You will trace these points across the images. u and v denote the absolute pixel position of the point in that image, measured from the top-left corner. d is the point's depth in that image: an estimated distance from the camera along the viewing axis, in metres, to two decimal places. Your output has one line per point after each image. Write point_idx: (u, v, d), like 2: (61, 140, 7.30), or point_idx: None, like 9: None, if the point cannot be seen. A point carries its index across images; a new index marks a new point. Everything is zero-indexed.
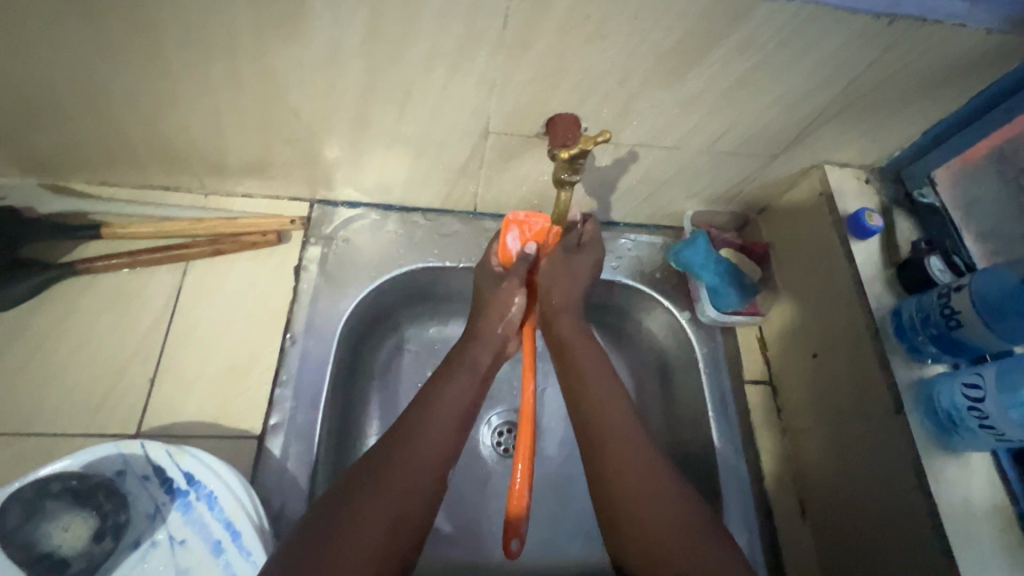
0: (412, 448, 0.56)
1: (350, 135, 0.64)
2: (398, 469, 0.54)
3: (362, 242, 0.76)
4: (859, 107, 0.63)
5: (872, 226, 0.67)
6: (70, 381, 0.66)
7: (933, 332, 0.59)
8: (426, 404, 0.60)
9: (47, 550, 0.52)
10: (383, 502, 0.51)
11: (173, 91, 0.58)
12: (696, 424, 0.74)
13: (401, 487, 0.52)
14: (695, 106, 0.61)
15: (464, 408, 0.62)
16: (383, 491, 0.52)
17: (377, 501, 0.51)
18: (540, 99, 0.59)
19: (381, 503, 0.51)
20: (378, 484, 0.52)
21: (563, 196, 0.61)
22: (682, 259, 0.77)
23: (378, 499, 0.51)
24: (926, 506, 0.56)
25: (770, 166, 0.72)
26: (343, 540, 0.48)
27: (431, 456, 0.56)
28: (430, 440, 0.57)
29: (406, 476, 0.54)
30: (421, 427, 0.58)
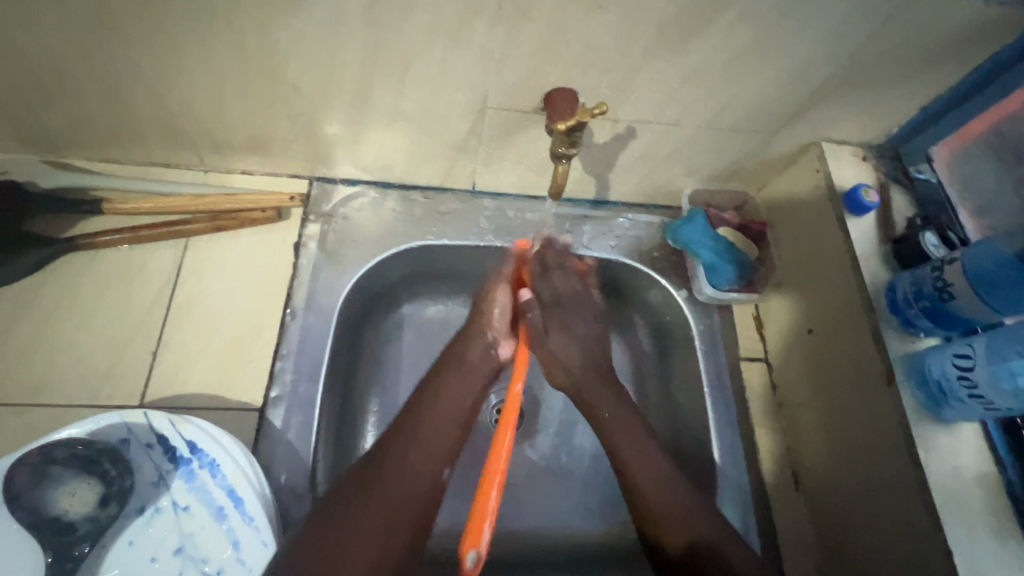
0: (411, 453, 0.59)
1: (350, 110, 0.64)
2: (397, 474, 0.58)
3: (361, 219, 0.77)
4: (858, 82, 0.63)
5: (868, 202, 0.67)
6: (75, 353, 0.67)
7: (926, 304, 0.60)
8: (426, 408, 0.63)
9: (55, 514, 0.53)
10: (381, 509, 0.56)
11: (173, 66, 0.58)
12: (692, 399, 0.75)
13: (400, 494, 0.57)
14: (694, 80, 0.61)
15: (463, 410, 0.65)
16: (377, 500, 0.56)
17: (377, 504, 0.56)
18: (539, 72, 0.59)
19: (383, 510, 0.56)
20: (380, 490, 0.56)
21: (559, 169, 0.60)
22: (680, 236, 0.77)
23: (379, 504, 0.56)
24: (917, 475, 0.57)
25: (768, 143, 0.73)
26: (342, 550, 0.53)
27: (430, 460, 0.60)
28: (427, 443, 0.60)
29: (403, 482, 0.58)
30: (419, 431, 0.61)
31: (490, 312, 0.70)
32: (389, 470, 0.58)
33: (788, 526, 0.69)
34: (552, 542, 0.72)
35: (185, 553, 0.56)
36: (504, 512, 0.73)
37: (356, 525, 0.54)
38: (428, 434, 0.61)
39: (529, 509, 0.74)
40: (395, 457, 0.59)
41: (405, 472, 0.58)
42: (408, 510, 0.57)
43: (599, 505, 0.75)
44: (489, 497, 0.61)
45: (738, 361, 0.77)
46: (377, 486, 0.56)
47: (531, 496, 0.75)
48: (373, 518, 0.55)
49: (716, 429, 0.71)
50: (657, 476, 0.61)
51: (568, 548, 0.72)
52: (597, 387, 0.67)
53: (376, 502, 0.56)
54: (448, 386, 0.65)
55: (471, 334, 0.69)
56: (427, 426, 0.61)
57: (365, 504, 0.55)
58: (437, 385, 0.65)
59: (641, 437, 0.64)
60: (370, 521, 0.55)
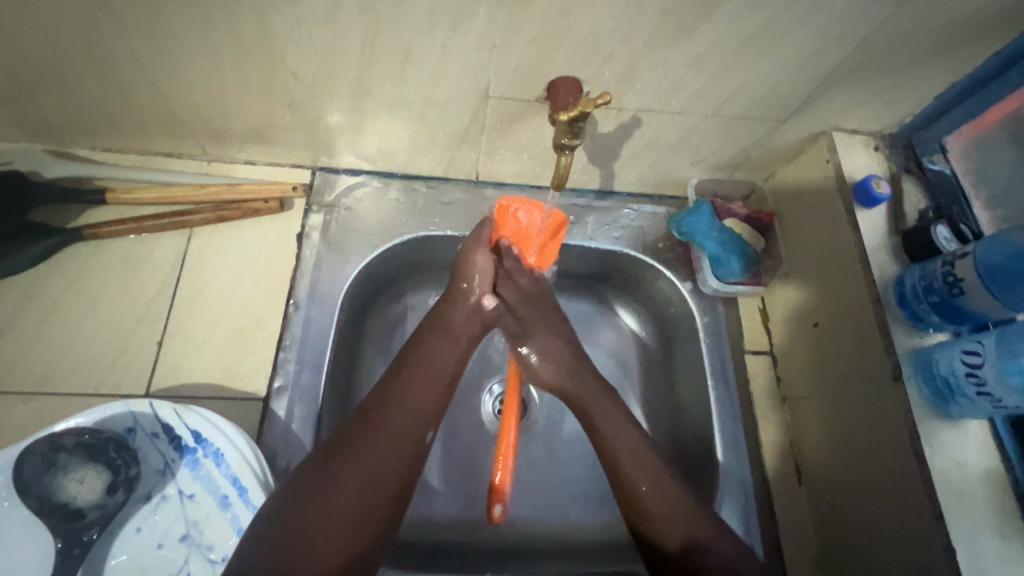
0: (387, 420, 0.56)
1: (351, 99, 0.64)
2: (371, 443, 0.54)
3: (364, 209, 0.76)
4: (870, 68, 0.61)
5: (879, 193, 0.66)
6: (82, 342, 0.68)
7: (935, 299, 0.59)
8: (405, 373, 0.60)
9: (64, 501, 0.55)
10: (359, 480, 0.52)
11: (172, 54, 0.57)
12: (693, 391, 0.75)
13: (377, 466, 0.53)
14: (701, 67, 0.59)
15: (441, 376, 0.62)
16: (360, 453, 0.53)
17: (353, 470, 0.53)
18: (542, 60, 0.58)
19: (360, 481, 0.52)
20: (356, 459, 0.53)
21: (561, 160, 0.59)
22: (685, 228, 0.76)
23: (357, 475, 0.52)
24: (921, 471, 0.56)
25: (776, 133, 0.71)
26: (326, 509, 0.50)
27: (405, 427, 0.56)
28: (404, 410, 0.57)
29: (378, 449, 0.54)
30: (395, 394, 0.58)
31: (469, 276, 0.69)
32: (374, 424, 0.55)
33: (788, 517, 0.69)
34: (553, 531, 0.73)
35: (191, 540, 0.57)
36: None
37: (328, 496, 0.51)
38: (406, 399, 0.58)
39: (530, 500, 0.74)
40: (375, 421, 0.56)
41: (381, 440, 0.55)
42: (389, 478, 0.54)
43: (601, 495, 0.75)
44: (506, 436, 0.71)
45: (742, 353, 0.76)
46: (353, 451, 0.53)
47: (532, 486, 0.75)
48: (349, 488, 0.52)
49: (718, 422, 0.71)
50: (647, 471, 0.59)
51: (569, 539, 0.72)
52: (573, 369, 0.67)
53: (352, 472, 0.52)
54: (427, 351, 0.63)
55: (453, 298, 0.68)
56: (403, 389, 0.58)
57: (348, 458, 0.53)
58: (416, 351, 0.62)
59: (626, 431, 0.62)
60: (348, 491, 0.52)
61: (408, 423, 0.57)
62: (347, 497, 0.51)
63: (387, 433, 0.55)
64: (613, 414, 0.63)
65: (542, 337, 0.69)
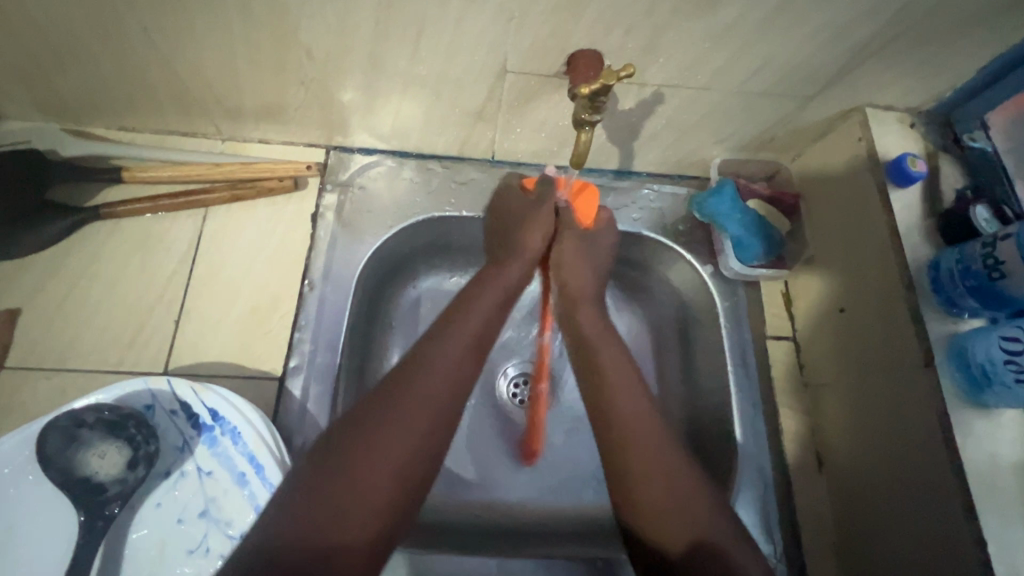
0: (408, 397, 0.48)
1: (365, 75, 0.62)
2: (415, 394, 0.48)
3: (378, 189, 0.75)
4: (909, 39, 0.58)
5: (915, 173, 0.62)
6: (101, 320, 0.68)
7: (973, 283, 0.56)
8: (428, 344, 0.52)
9: (86, 475, 0.56)
10: (402, 433, 0.46)
11: (182, 29, 0.56)
12: (712, 377, 0.73)
13: (423, 418, 0.48)
14: (727, 40, 0.56)
15: (489, 335, 0.56)
16: (377, 433, 0.46)
17: (371, 454, 0.45)
18: (560, 33, 0.55)
19: (403, 434, 0.46)
20: (399, 411, 0.47)
21: (581, 137, 0.57)
22: (706, 209, 0.74)
23: (398, 427, 0.46)
24: (952, 461, 0.54)
25: (805, 109, 0.68)
26: (342, 497, 0.43)
27: (452, 380, 0.50)
28: (452, 363, 0.51)
29: (422, 401, 0.48)
30: (443, 346, 0.52)
31: (534, 235, 0.64)
32: (396, 400, 0.48)
33: (808, 506, 0.68)
34: (564, 516, 0.72)
35: (210, 516, 0.58)
36: (516, 485, 0.73)
37: (344, 483, 0.44)
38: (454, 353, 0.52)
39: (541, 484, 0.73)
40: (393, 397, 0.48)
41: (426, 391, 0.49)
42: (411, 461, 0.46)
43: None
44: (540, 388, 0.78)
45: (763, 339, 0.75)
46: (368, 432, 0.46)
47: (543, 471, 0.74)
48: (368, 473, 0.44)
49: (738, 408, 0.69)
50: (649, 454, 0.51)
51: (582, 521, 0.72)
52: (592, 326, 0.61)
53: (393, 423, 0.47)
54: (477, 304, 0.57)
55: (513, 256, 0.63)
56: (453, 339, 0.53)
57: (364, 439, 0.46)
58: (464, 305, 0.57)
59: (637, 423, 0.53)
60: (364, 477, 0.44)
61: (454, 376, 0.51)
62: (365, 483, 0.44)
63: (409, 411, 0.47)
64: (632, 399, 0.55)
65: (584, 271, 0.65)
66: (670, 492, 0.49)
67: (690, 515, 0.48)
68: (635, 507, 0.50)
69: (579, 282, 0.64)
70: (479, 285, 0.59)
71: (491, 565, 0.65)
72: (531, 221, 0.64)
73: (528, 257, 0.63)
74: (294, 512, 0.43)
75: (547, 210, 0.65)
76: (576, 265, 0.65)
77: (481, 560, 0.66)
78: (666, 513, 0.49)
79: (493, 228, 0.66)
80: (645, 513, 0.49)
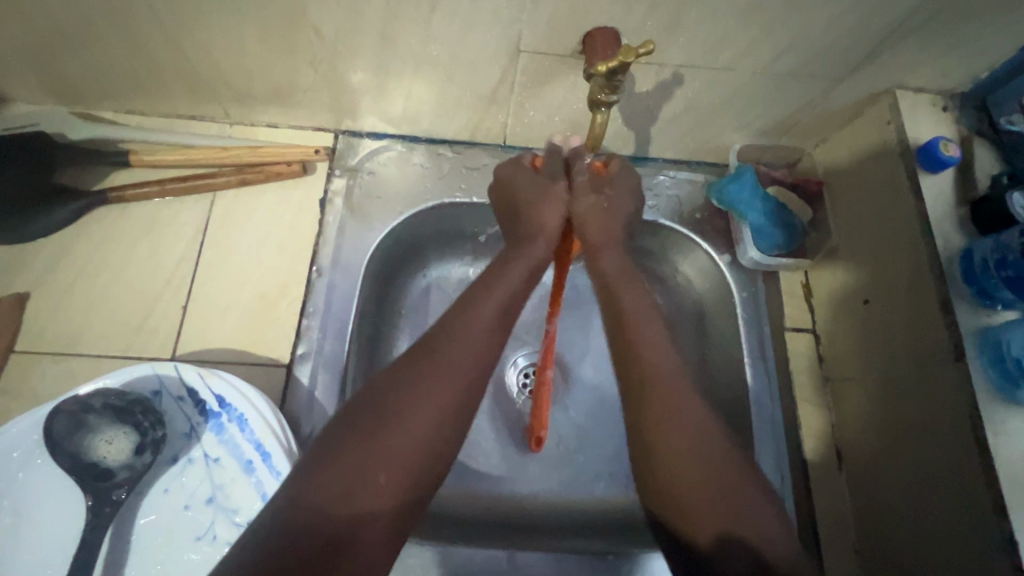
0: (431, 377, 0.46)
1: (376, 56, 0.60)
2: (443, 371, 0.47)
3: (388, 174, 0.74)
4: (947, 16, 0.55)
5: (948, 157, 0.59)
6: (109, 305, 0.68)
7: (1010, 273, 0.53)
8: (451, 324, 0.50)
9: (94, 460, 0.56)
10: (429, 409, 0.45)
11: (189, 8, 0.55)
12: (729, 369, 0.71)
13: (449, 394, 0.46)
14: (753, 18, 0.54)
15: (515, 314, 0.54)
16: (401, 412, 0.44)
17: (393, 434, 0.43)
18: (578, 10, 0.53)
19: (430, 412, 0.45)
20: (427, 387, 0.46)
21: (596, 119, 0.55)
22: (726, 196, 0.72)
23: (421, 406, 0.45)
24: (982, 460, 0.52)
25: (832, 92, 0.65)
26: (362, 476, 0.41)
27: (479, 357, 0.49)
28: (480, 341, 0.50)
29: (450, 378, 0.47)
30: (469, 322, 0.50)
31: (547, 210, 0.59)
32: (420, 379, 0.46)
33: (827, 503, 0.66)
34: (575, 508, 0.71)
35: (217, 503, 0.57)
36: (528, 477, 0.72)
37: (365, 461, 0.42)
38: (482, 331, 0.50)
39: (552, 475, 0.72)
40: (419, 375, 0.46)
41: (453, 367, 0.47)
42: (433, 442, 0.44)
43: (626, 474, 0.73)
44: (546, 371, 0.71)
45: (782, 331, 0.72)
46: (392, 411, 0.44)
47: (554, 463, 0.73)
48: (390, 453, 0.42)
49: (755, 402, 0.67)
50: (689, 446, 0.47)
51: (592, 514, 0.71)
52: (617, 268, 0.58)
53: (415, 403, 0.45)
54: (503, 279, 0.55)
55: (534, 233, 0.58)
56: (479, 314, 0.51)
57: (387, 418, 0.44)
58: (490, 280, 0.55)
59: (664, 378, 0.50)
60: (386, 456, 0.42)
61: (482, 353, 0.49)
62: (386, 463, 0.42)
63: (434, 391, 0.46)
64: (658, 354, 0.52)
65: (604, 218, 0.59)
66: (698, 453, 0.47)
67: (724, 484, 0.45)
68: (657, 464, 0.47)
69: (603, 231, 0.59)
70: (502, 263, 0.56)
71: (502, 555, 0.65)
72: (542, 199, 0.59)
73: (545, 236, 0.58)
74: (315, 485, 0.41)
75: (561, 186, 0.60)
76: (594, 218, 0.59)
77: (493, 550, 0.65)
78: (690, 471, 0.46)
79: (504, 210, 0.62)
80: (672, 464, 0.46)
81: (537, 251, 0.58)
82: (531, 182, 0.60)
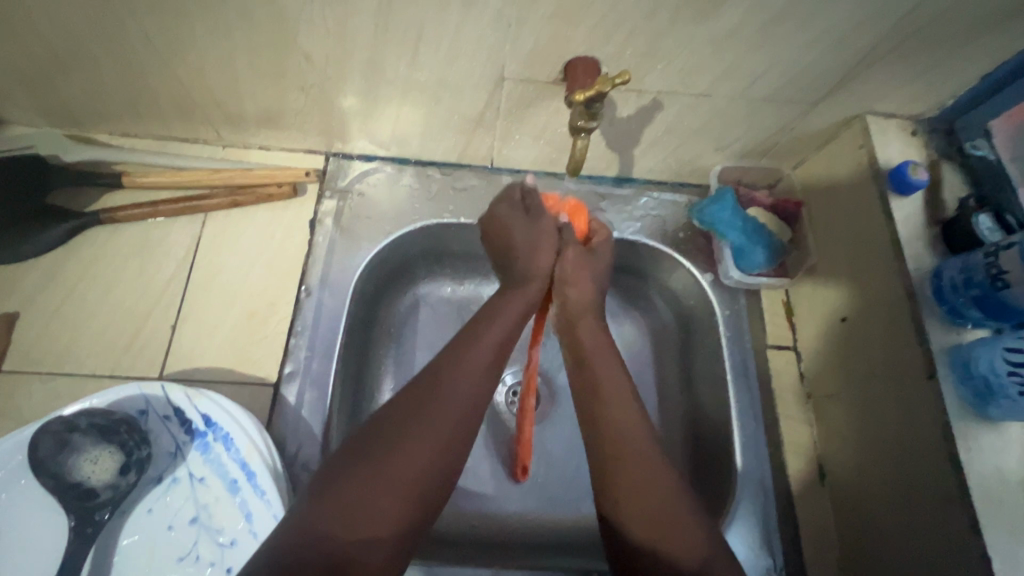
0: (433, 405, 0.49)
1: (365, 82, 0.62)
2: (443, 399, 0.49)
3: (377, 195, 0.75)
4: (912, 45, 0.57)
5: (916, 179, 0.61)
6: (98, 324, 0.68)
7: (976, 293, 0.55)
8: (452, 352, 0.53)
9: (77, 480, 0.56)
10: (430, 435, 0.47)
11: (184, 34, 0.57)
12: (712, 386, 0.72)
13: (451, 421, 0.49)
14: (727, 46, 0.56)
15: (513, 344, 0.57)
16: (405, 439, 0.47)
17: (396, 460, 0.45)
18: (559, 39, 0.55)
19: (437, 437, 0.48)
20: (434, 413, 0.49)
21: (578, 144, 0.57)
22: (706, 216, 0.74)
23: (423, 433, 0.47)
24: (955, 475, 0.53)
25: (807, 116, 0.68)
26: (366, 500, 0.43)
27: (478, 384, 0.51)
28: (479, 371, 0.52)
29: (454, 405, 0.49)
30: (471, 350, 0.53)
31: (541, 249, 0.61)
32: (421, 406, 0.49)
33: (811, 519, 0.67)
34: (562, 526, 0.71)
35: (200, 523, 0.57)
36: (517, 496, 0.72)
37: (370, 484, 0.44)
38: (481, 359, 0.53)
39: (537, 493, 0.73)
40: (421, 402, 0.49)
41: (458, 393, 0.50)
42: (433, 468, 0.47)
43: None
44: (529, 399, 0.70)
45: (764, 349, 0.74)
46: (395, 439, 0.47)
47: (540, 481, 0.73)
48: (392, 478, 0.45)
49: (738, 419, 0.68)
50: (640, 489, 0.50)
51: (581, 532, 0.71)
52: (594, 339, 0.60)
53: (419, 429, 0.47)
54: (502, 313, 0.57)
55: (528, 277, 0.61)
56: (480, 343, 0.54)
57: (392, 445, 0.46)
58: (491, 312, 0.58)
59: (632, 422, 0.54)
60: (390, 478, 0.44)
61: (481, 382, 0.52)
62: (390, 488, 0.44)
63: (434, 418, 0.48)
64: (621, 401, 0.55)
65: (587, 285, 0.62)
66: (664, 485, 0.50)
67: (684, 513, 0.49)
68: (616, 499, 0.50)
69: (582, 300, 0.61)
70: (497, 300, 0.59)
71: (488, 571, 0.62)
72: (539, 240, 0.61)
73: (539, 278, 0.61)
74: (323, 507, 0.43)
75: (548, 224, 0.62)
76: (578, 282, 0.61)
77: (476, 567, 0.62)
78: (653, 496, 0.50)
79: (495, 250, 0.63)
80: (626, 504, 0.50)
81: (532, 293, 0.61)
82: (517, 215, 0.61)
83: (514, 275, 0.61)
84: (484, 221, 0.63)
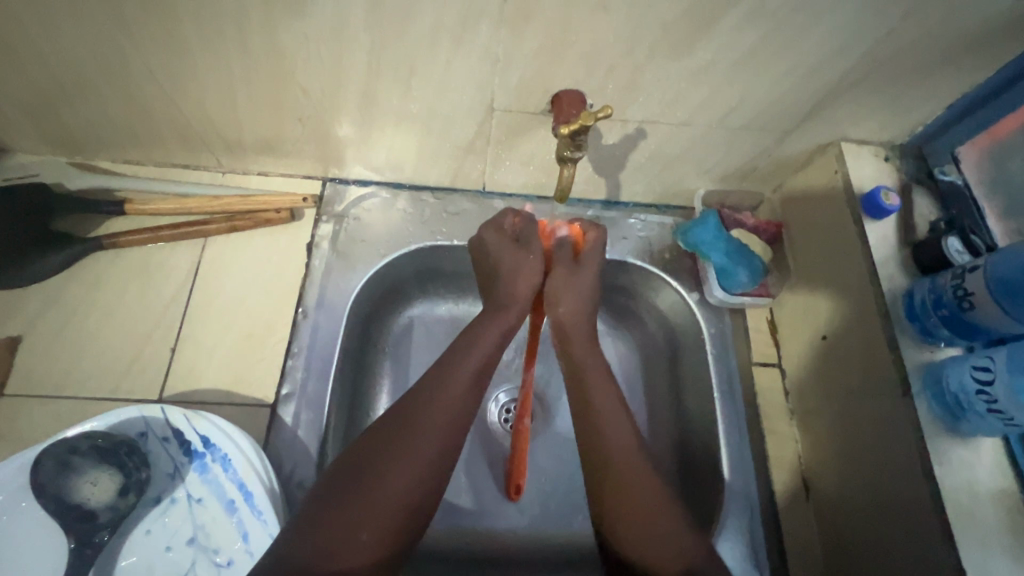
0: (411, 438, 0.50)
1: (360, 112, 0.65)
2: (420, 430, 0.51)
3: (372, 219, 0.78)
4: (879, 78, 0.60)
5: (889, 205, 0.65)
6: (99, 347, 0.70)
7: (944, 314, 0.57)
8: (430, 382, 0.54)
9: (77, 502, 0.57)
10: (408, 467, 0.49)
11: (185, 69, 0.59)
12: (699, 403, 0.74)
13: (429, 451, 0.50)
14: (703, 79, 0.59)
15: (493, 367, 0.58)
16: (382, 473, 0.48)
17: (373, 494, 0.47)
18: (544, 74, 0.58)
19: (411, 471, 0.49)
20: (408, 448, 0.49)
21: (564, 172, 0.59)
22: (691, 237, 0.77)
23: (400, 465, 0.49)
24: (929, 489, 0.54)
25: (785, 142, 0.71)
26: (346, 534, 0.45)
27: (457, 412, 0.53)
28: (458, 398, 0.53)
29: (432, 437, 0.51)
30: (450, 380, 0.54)
31: (517, 281, 0.61)
32: (396, 440, 0.50)
33: (796, 534, 0.68)
34: (554, 541, 0.72)
35: (198, 543, 0.58)
36: (512, 512, 0.73)
37: (347, 518, 0.46)
38: (459, 387, 0.54)
39: (533, 510, 0.74)
40: (398, 435, 0.50)
41: (432, 428, 0.51)
42: (412, 497, 0.48)
43: None
44: (523, 419, 0.71)
45: (749, 366, 0.76)
46: (372, 474, 0.48)
47: (533, 497, 0.74)
48: (370, 511, 0.46)
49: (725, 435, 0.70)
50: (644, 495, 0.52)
51: (574, 548, 0.72)
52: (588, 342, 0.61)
53: (396, 462, 0.49)
54: (480, 338, 0.58)
55: (508, 302, 0.61)
56: (456, 376, 0.54)
57: (369, 479, 0.48)
58: (469, 337, 0.59)
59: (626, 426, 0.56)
60: (369, 512, 0.46)
61: (459, 414, 0.53)
62: (371, 519, 0.46)
63: (411, 447, 0.50)
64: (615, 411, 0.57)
65: (574, 296, 0.62)
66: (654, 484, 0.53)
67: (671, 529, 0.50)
68: (615, 502, 0.52)
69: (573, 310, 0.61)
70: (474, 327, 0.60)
71: None
72: (519, 267, 0.61)
73: (521, 302, 0.61)
74: (306, 541, 0.45)
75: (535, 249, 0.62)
76: (565, 297, 0.61)
77: None
78: (646, 508, 0.51)
79: (484, 275, 0.64)
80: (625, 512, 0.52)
81: (511, 318, 0.61)
82: (497, 246, 0.63)
83: (494, 300, 0.62)
84: (474, 244, 0.65)
